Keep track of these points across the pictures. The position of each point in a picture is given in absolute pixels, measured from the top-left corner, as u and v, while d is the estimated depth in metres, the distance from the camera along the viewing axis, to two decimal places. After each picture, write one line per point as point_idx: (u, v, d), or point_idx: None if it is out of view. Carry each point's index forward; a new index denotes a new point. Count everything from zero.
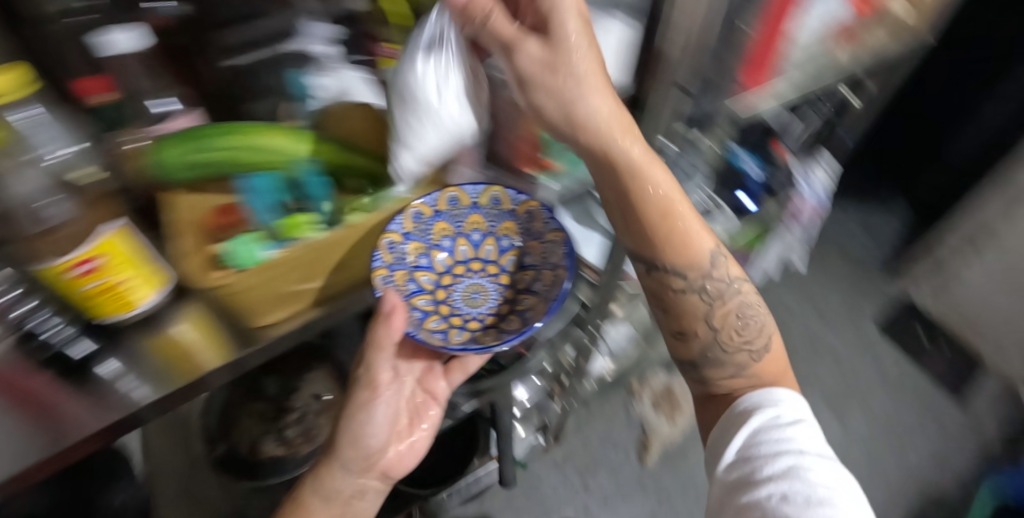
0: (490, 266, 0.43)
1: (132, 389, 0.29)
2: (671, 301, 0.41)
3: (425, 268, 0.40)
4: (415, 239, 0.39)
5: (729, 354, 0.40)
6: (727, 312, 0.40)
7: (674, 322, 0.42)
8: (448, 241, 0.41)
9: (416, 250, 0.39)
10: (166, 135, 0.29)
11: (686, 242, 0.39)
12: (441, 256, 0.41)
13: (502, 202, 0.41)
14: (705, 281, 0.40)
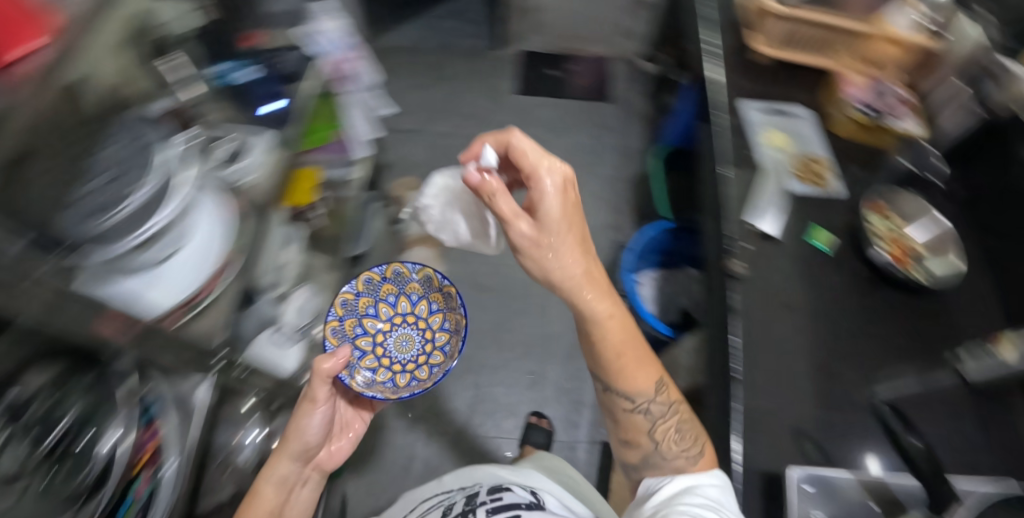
0: (421, 320, 0.73)
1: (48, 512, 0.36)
2: (626, 418, 0.58)
3: (372, 314, 0.71)
4: (366, 295, 0.71)
5: (670, 459, 0.56)
6: (668, 426, 0.57)
7: (626, 431, 0.59)
8: (394, 296, 0.73)
9: (367, 302, 0.71)
10: None
11: (652, 409, 0.57)
12: (387, 306, 0.72)
13: (433, 281, 0.73)
14: (647, 426, 0.57)
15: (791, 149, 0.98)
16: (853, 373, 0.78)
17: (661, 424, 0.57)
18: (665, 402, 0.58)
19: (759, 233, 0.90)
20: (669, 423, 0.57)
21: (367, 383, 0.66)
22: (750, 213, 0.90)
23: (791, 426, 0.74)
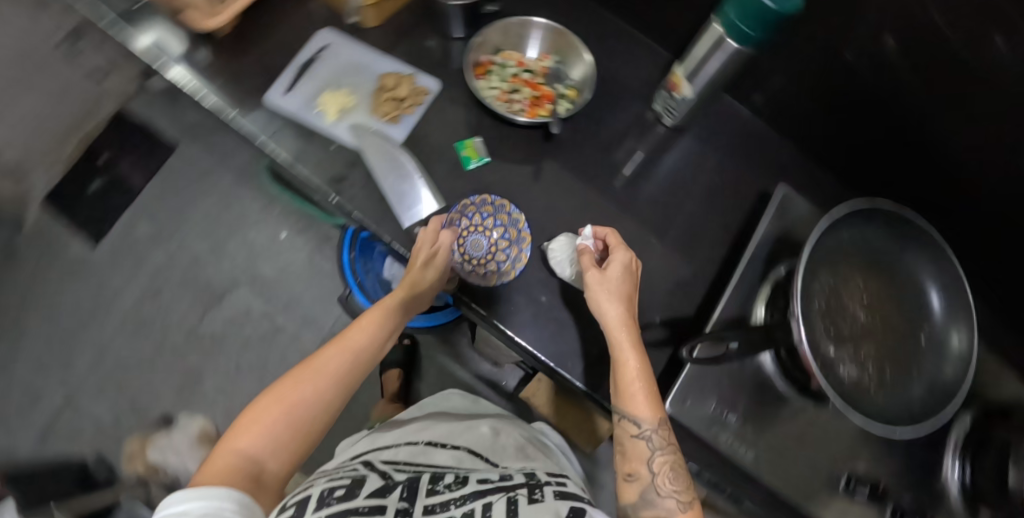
0: (503, 238, 0.66)
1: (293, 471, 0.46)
2: (622, 442, 0.52)
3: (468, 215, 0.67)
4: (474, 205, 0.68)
5: (661, 498, 0.49)
6: (667, 462, 0.50)
7: (624, 465, 0.52)
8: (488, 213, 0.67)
9: (474, 208, 0.67)
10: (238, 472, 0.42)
11: (643, 437, 0.51)
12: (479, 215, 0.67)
13: (514, 232, 0.67)
14: (632, 456, 0.51)
15: (417, 75, 0.72)
16: (678, 186, 0.74)
17: (642, 453, 0.51)
18: (658, 437, 0.51)
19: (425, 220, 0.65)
20: (661, 440, 0.51)
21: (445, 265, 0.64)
22: (473, 136, 0.71)
23: (686, 295, 0.69)
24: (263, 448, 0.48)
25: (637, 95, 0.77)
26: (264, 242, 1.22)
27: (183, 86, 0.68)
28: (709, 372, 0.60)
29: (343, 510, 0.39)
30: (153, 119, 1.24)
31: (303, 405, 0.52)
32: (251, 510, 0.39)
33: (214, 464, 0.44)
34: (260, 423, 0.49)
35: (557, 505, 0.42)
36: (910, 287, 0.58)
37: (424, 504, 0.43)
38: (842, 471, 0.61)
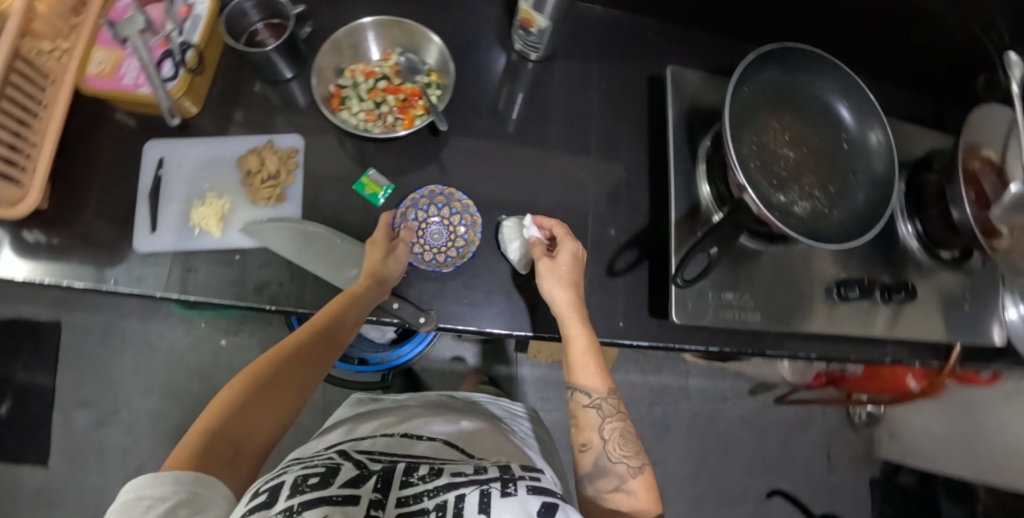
0: (460, 223, 0.65)
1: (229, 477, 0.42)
2: (575, 414, 0.56)
3: (420, 208, 0.65)
4: (424, 195, 0.66)
5: (613, 464, 0.52)
6: (617, 427, 0.54)
7: (577, 437, 0.55)
8: (440, 203, 0.66)
9: (425, 201, 0.65)
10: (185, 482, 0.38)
11: (592, 408, 0.55)
12: (430, 207, 0.65)
13: (471, 216, 0.65)
14: (585, 428, 0.54)
15: (272, 141, 0.66)
16: (576, 110, 0.72)
17: (590, 424, 0.54)
18: (605, 406, 0.55)
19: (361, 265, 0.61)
20: (599, 413, 0.55)
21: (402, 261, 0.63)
22: (367, 169, 0.66)
23: (635, 206, 0.69)
24: (239, 428, 0.46)
25: (493, 44, 0.74)
26: (191, 350, 1.09)
27: (40, 281, 0.61)
28: (694, 266, 0.62)
29: (314, 499, 0.38)
30: (19, 308, 1.08)
31: (272, 388, 0.50)
32: (207, 484, 0.39)
33: (186, 441, 0.43)
34: (228, 401, 0.48)
35: (526, 502, 0.40)
36: (816, 108, 0.64)
37: (396, 499, 0.41)
38: (828, 283, 0.67)
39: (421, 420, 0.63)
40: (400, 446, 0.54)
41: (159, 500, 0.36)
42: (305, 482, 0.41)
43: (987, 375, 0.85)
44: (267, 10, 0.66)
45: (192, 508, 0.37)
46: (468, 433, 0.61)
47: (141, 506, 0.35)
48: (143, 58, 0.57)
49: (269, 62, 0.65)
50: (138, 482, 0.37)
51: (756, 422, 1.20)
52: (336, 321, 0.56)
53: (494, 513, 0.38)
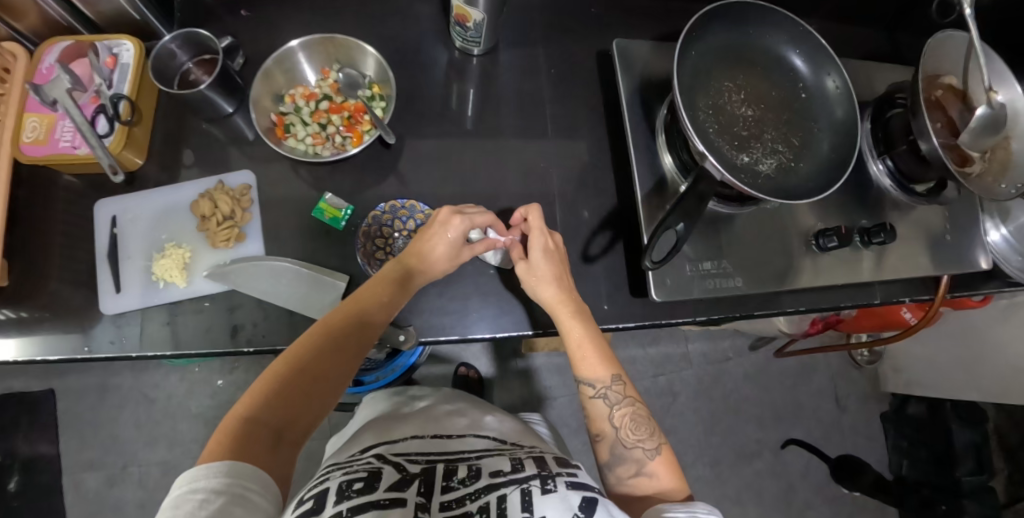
0: None
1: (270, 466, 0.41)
2: (585, 407, 0.56)
3: (384, 224, 0.63)
4: (386, 210, 0.64)
5: (629, 450, 0.51)
6: (627, 413, 0.53)
7: (591, 429, 0.55)
8: (404, 216, 0.64)
9: (389, 215, 0.64)
10: (227, 473, 0.38)
11: (602, 398, 0.54)
12: (395, 221, 0.64)
13: None
14: (595, 419, 0.54)
15: (223, 180, 0.64)
16: (528, 99, 0.70)
17: (598, 414, 0.54)
18: (612, 393, 0.54)
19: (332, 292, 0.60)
20: (609, 401, 0.54)
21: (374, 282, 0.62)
22: (324, 193, 0.64)
23: (602, 188, 0.68)
24: (280, 413, 0.45)
25: (432, 44, 0.72)
26: (188, 395, 1.08)
27: (13, 360, 0.60)
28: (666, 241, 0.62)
29: (362, 503, 0.37)
30: (11, 381, 1.07)
31: (315, 366, 0.48)
32: (246, 475, 0.38)
33: (222, 429, 0.42)
34: (269, 385, 0.46)
35: (568, 496, 0.40)
36: (768, 62, 0.63)
37: (438, 501, 0.39)
38: (805, 235, 0.67)
39: (450, 416, 0.59)
40: (439, 442, 0.51)
41: (211, 495, 0.36)
42: (353, 492, 0.39)
43: (978, 298, 0.85)
44: (196, 48, 0.64)
45: (240, 507, 0.36)
46: (498, 427, 0.58)
47: (193, 501, 0.35)
48: (75, 120, 0.55)
49: (206, 100, 0.63)
50: (190, 477, 0.37)
51: (761, 376, 1.20)
52: (375, 303, 0.53)
53: (538, 511, 0.38)
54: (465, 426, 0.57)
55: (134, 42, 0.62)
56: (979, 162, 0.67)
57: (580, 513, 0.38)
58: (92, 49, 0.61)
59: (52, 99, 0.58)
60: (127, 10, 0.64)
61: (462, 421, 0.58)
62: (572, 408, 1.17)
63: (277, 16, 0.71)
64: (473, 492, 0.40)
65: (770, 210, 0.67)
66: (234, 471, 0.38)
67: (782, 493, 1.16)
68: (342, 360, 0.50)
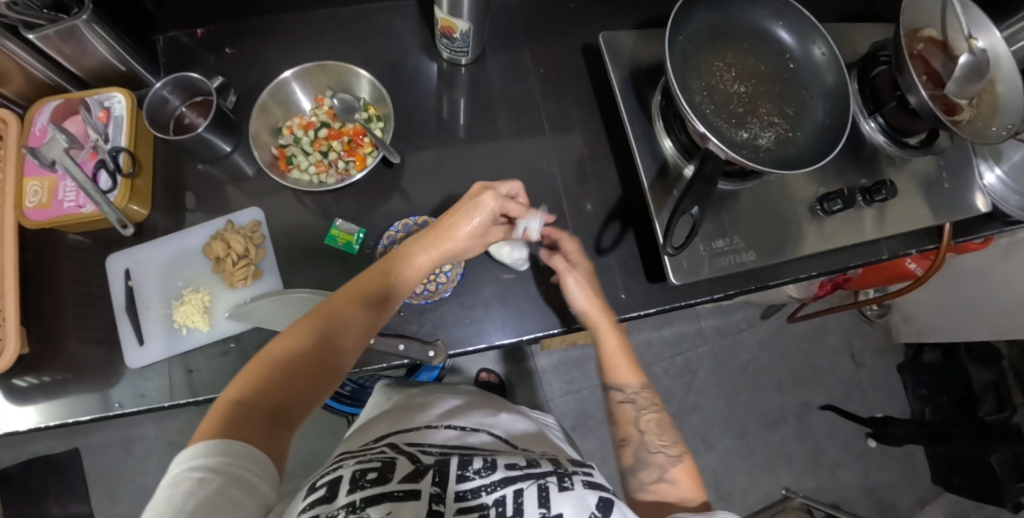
0: None
1: (263, 447, 0.39)
2: (612, 412, 0.55)
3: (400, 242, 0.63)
4: (400, 228, 0.63)
5: (654, 454, 0.50)
6: (653, 419, 0.54)
7: (617, 433, 0.54)
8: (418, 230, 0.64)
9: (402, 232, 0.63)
10: (210, 455, 0.36)
11: (619, 405, 0.55)
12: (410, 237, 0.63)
13: None
14: (621, 424, 0.54)
15: (231, 220, 0.64)
16: (521, 100, 0.71)
17: (623, 420, 0.54)
18: (639, 402, 0.55)
19: None
20: (633, 409, 0.54)
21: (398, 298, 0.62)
22: (333, 220, 0.64)
23: (606, 180, 0.68)
24: (274, 396, 0.43)
25: (419, 58, 0.72)
26: None
27: (46, 426, 0.59)
28: (684, 225, 0.63)
29: (376, 494, 0.35)
30: (35, 446, 1.06)
31: (320, 346, 0.46)
32: (234, 456, 0.37)
33: (215, 411, 0.40)
34: (270, 364, 0.44)
35: (585, 495, 0.39)
36: (755, 37, 0.64)
37: (455, 491, 0.37)
38: (809, 202, 0.68)
39: (464, 413, 0.57)
40: (451, 439, 0.48)
41: (209, 475, 0.35)
42: (369, 483, 0.36)
43: (980, 241, 0.86)
44: (187, 91, 0.64)
45: (240, 488, 0.35)
46: (516, 427, 0.57)
47: (191, 479, 0.34)
48: (77, 178, 0.55)
49: (204, 142, 0.63)
50: (191, 456, 0.36)
51: (775, 343, 1.22)
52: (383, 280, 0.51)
53: (555, 508, 0.36)
54: (478, 422, 0.54)
55: (124, 91, 0.62)
56: (968, 109, 0.68)
57: (597, 513, 0.37)
58: (83, 106, 0.61)
59: (49, 159, 0.59)
60: (111, 62, 0.64)
61: (475, 416, 0.56)
62: (595, 399, 1.18)
63: (262, 50, 0.71)
64: (491, 485, 0.38)
65: (772, 181, 0.68)
66: (220, 453, 0.36)
67: (810, 455, 1.17)
68: (348, 341, 0.48)
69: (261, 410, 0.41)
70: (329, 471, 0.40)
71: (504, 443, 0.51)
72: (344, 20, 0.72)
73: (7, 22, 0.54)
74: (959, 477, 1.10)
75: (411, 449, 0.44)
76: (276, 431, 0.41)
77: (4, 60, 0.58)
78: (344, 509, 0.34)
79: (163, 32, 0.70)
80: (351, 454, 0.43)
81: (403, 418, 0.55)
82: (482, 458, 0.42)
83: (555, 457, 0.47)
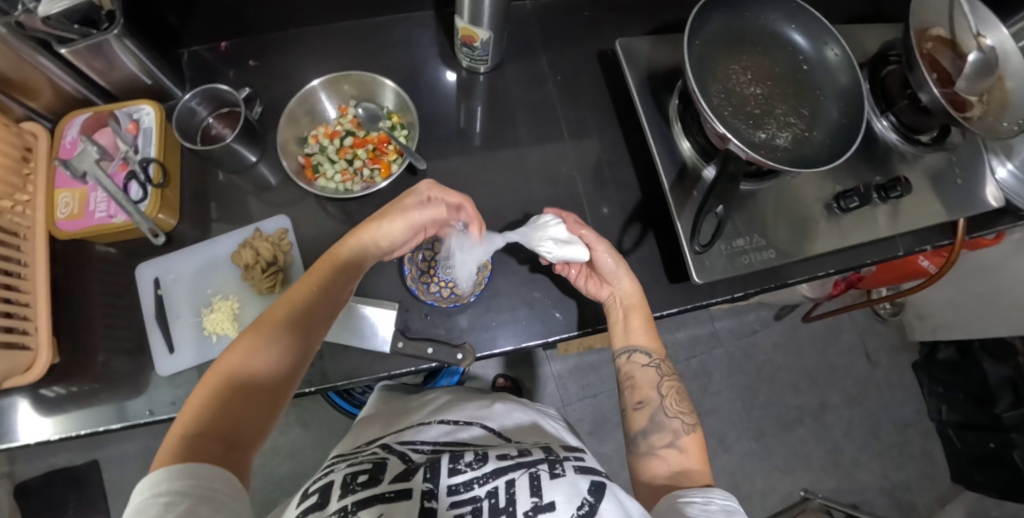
0: None
1: (225, 466, 0.38)
2: (631, 375, 0.55)
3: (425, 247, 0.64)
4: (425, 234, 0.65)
5: (669, 419, 0.52)
6: (673, 386, 0.54)
7: (632, 396, 0.54)
8: None
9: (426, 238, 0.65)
10: (172, 478, 0.35)
11: (635, 373, 0.55)
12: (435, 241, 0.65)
13: None
14: (633, 386, 0.54)
15: (259, 228, 0.65)
16: (540, 107, 0.72)
17: (634, 388, 0.54)
18: (652, 369, 0.55)
19: (386, 320, 0.61)
20: (650, 377, 0.54)
21: (429, 301, 0.62)
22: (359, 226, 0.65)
23: (626, 182, 0.69)
24: (227, 420, 0.41)
25: (438, 68, 0.73)
26: None
27: (75, 434, 0.60)
28: (710, 222, 0.64)
29: (368, 497, 0.36)
30: (53, 458, 1.07)
31: (262, 358, 0.45)
32: (202, 474, 0.36)
33: (166, 445, 0.38)
34: (213, 385, 0.42)
35: (577, 481, 0.39)
36: (769, 40, 0.65)
37: (446, 486, 0.38)
38: (825, 200, 0.69)
39: (457, 407, 0.58)
40: (446, 434, 0.50)
41: (176, 497, 0.34)
42: (363, 486, 0.38)
43: (992, 236, 0.87)
44: (214, 103, 0.67)
45: (207, 507, 0.34)
46: (515, 413, 0.58)
47: (157, 504, 0.34)
48: (109, 190, 0.56)
49: (231, 153, 0.64)
50: (153, 482, 0.35)
51: (790, 343, 1.22)
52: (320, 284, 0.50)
53: (547, 495, 0.37)
54: (472, 415, 0.56)
55: (154, 104, 0.63)
56: (978, 106, 0.69)
57: (589, 498, 0.37)
58: (112, 118, 0.62)
59: (81, 171, 0.59)
60: (138, 76, 0.65)
61: (466, 410, 0.57)
62: (612, 403, 1.18)
63: (284, 62, 0.73)
64: (481, 477, 0.39)
65: (789, 181, 0.69)
66: (182, 476, 0.35)
67: (828, 455, 1.17)
68: (290, 347, 0.46)
69: (217, 433, 0.40)
70: (326, 474, 0.42)
71: (504, 433, 0.53)
72: (365, 32, 0.74)
73: (39, 37, 0.55)
74: (981, 475, 1.11)
75: (403, 448, 0.45)
76: (240, 450, 0.40)
77: (35, 75, 0.58)
78: (339, 512, 0.36)
79: (186, 47, 0.72)
80: (346, 456, 0.46)
81: (398, 421, 0.56)
82: (473, 451, 0.43)
83: (551, 445, 0.48)
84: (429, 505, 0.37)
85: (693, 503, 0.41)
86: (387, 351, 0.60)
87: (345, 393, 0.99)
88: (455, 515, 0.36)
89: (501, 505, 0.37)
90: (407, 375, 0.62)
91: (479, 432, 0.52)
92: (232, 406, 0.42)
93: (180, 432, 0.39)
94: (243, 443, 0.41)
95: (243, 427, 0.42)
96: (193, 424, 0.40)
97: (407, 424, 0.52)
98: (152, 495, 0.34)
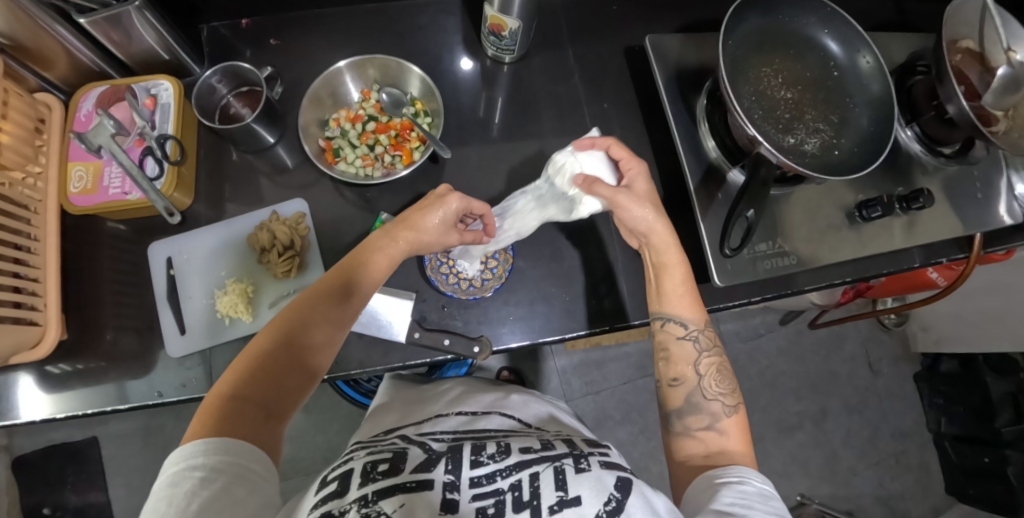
0: None
1: (259, 444, 0.39)
2: (665, 346, 0.53)
3: None
4: None
5: (707, 401, 0.50)
6: (713, 363, 0.52)
7: (667, 370, 0.53)
8: None
9: None
10: (210, 451, 0.36)
11: (669, 347, 0.53)
12: None
13: None
14: (673, 362, 0.52)
15: (276, 211, 0.64)
16: (565, 100, 0.71)
17: (670, 363, 0.52)
18: (694, 340, 0.53)
19: (404, 312, 0.60)
20: (689, 354, 0.52)
21: (449, 292, 0.62)
22: (378, 214, 0.65)
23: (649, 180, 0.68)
24: (265, 390, 0.42)
25: (461, 55, 0.72)
26: None
27: (83, 413, 0.59)
28: (739, 227, 0.63)
29: (388, 486, 0.36)
30: (52, 433, 1.05)
31: (302, 332, 0.46)
32: (236, 449, 0.36)
33: (207, 406, 0.40)
34: (255, 354, 0.44)
35: (603, 476, 0.38)
36: (802, 44, 0.64)
37: (468, 478, 0.37)
38: (848, 208, 0.68)
39: (473, 397, 0.58)
40: (464, 424, 0.49)
41: (212, 474, 0.34)
42: (382, 476, 0.37)
43: (1005, 252, 0.87)
44: (234, 81, 0.65)
45: (240, 486, 0.35)
46: (533, 407, 0.58)
47: (192, 478, 0.34)
48: (125, 165, 0.55)
49: (250, 133, 0.63)
50: (188, 454, 0.35)
51: (793, 349, 1.23)
52: (358, 269, 0.50)
53: (572, 490, 0.36)
54: (492, 406, 0.55)
55: (172, 78, 0.62)
56: (1004, 121, 0.69)
57: (615, 493, 0.36)
58: (130, 92, 0.61)
59: (96, 145, 0.58)
60: (157, 50, 0.63)
61: (483, 401, 0.56)
62: (615, 400, 1.18)
63: (306, 42, 0.71)
64: (504, 470, 0.38)
65: (814, 187, 0.68)
66: (215, 451, 0.36)
67: (826, 462, 1.18)
68: (328, 327, 0.47)
69: (254, 403, 0.41)
70: (342, 462, 0.42)
71: (524, 424, 0.52)
72: (390, 16, 0.73)
73: (60, 6, 0.53)
74: (975, 488, 1.12)
75: (420, 439, 0.45)
76: (273, 428, 0.41)
77: (54, 46, 0.57)
78: (361, 501, 0.35)
79: (206, 23, 0.70)
80: (363, 446, 0.45)
81: (414, 411, 0.55)
82: (496, 443, 0.42)
83: (570, 438, 0.47)
84: (451, 496, 0.36)
85: (729, 484, 0.41)
86: (401, 340, 0.60)
87: (351, 381, 0.99)
88: (478, 507, 0.35)
89: (525, 499, 0.36)
90: (421, 364, 0.61)
91: (501, 421, 0.51)
92: (269, 377, 0.43)
93: (221, 397, 0.40)
94: (278, 417, 0.42)
95: (278, 406, 0.42)
96: (233, 390, 0.41)
97: (423, 417, 0.52)
98: (189, 465, 0.35)
